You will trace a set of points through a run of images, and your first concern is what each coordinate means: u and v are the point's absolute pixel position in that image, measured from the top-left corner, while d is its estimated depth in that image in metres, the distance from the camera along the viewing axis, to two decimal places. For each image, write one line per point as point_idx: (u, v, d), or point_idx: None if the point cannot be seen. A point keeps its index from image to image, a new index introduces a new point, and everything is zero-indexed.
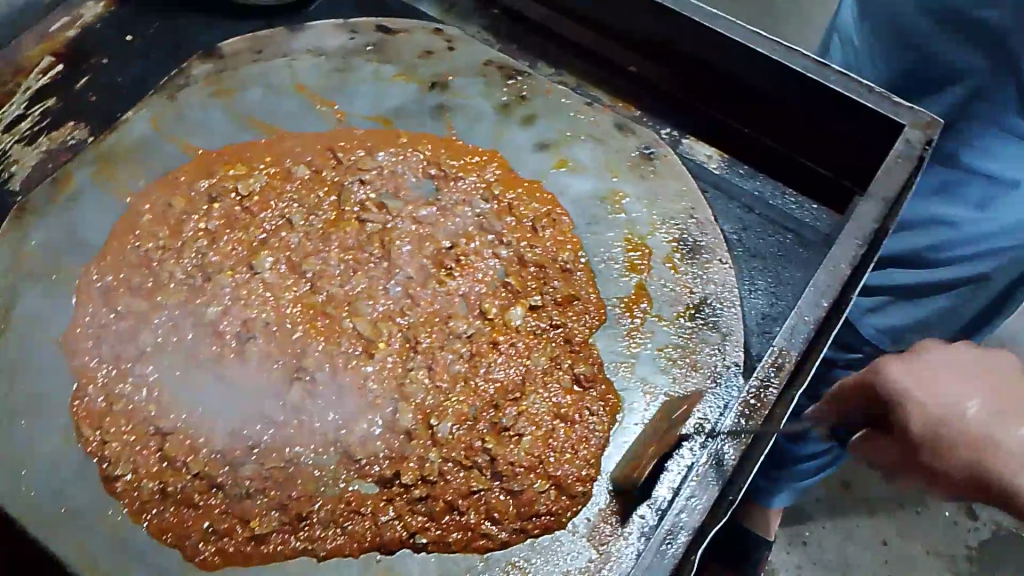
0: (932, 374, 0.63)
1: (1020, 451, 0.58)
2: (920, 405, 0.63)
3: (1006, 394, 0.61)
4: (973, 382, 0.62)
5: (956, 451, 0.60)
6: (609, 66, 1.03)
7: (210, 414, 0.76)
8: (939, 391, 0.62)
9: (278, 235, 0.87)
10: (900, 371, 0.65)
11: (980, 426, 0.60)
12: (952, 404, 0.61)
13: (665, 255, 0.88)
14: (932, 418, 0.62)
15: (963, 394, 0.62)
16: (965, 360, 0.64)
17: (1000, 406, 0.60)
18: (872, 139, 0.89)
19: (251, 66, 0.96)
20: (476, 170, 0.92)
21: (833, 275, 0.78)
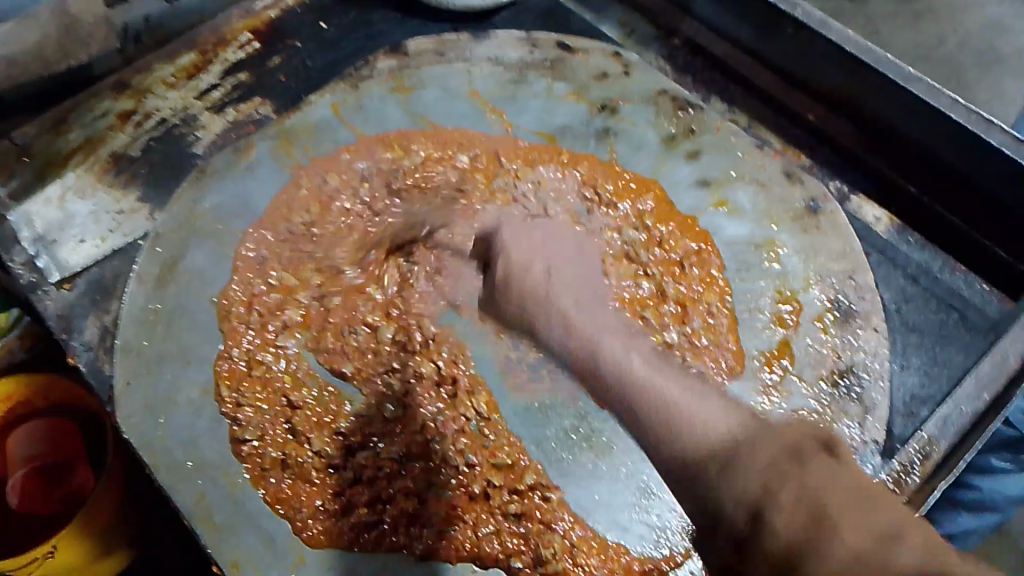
0: (546, 250, 0.66)
1: (624, 371, 0.55)
2: (523, 273, 0.63)
3: (599, 310, 0.60)
4: (541, 258, 0.65)
5: (533, 314, 0.61)
6: (788, 114, 0.99)
7: (341, 394, 0.79)
8: (537, 264, 0.64)
9: (427, 232, 0.88)
10: (523, 248, 0.66)
11: (545, 299, 0.61)
12: (531, 270, 0.63)
13: (816, 315, 0.84)
14: (528, 288, 0.62)
15: (567, 295, 0.61)
16: (569, 255, 0.67)
17: (597, 311, 0.60)
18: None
19: (435, 66, 0.99)
20: (632, 197, 0.91)
21: (999, 367, 0.78)
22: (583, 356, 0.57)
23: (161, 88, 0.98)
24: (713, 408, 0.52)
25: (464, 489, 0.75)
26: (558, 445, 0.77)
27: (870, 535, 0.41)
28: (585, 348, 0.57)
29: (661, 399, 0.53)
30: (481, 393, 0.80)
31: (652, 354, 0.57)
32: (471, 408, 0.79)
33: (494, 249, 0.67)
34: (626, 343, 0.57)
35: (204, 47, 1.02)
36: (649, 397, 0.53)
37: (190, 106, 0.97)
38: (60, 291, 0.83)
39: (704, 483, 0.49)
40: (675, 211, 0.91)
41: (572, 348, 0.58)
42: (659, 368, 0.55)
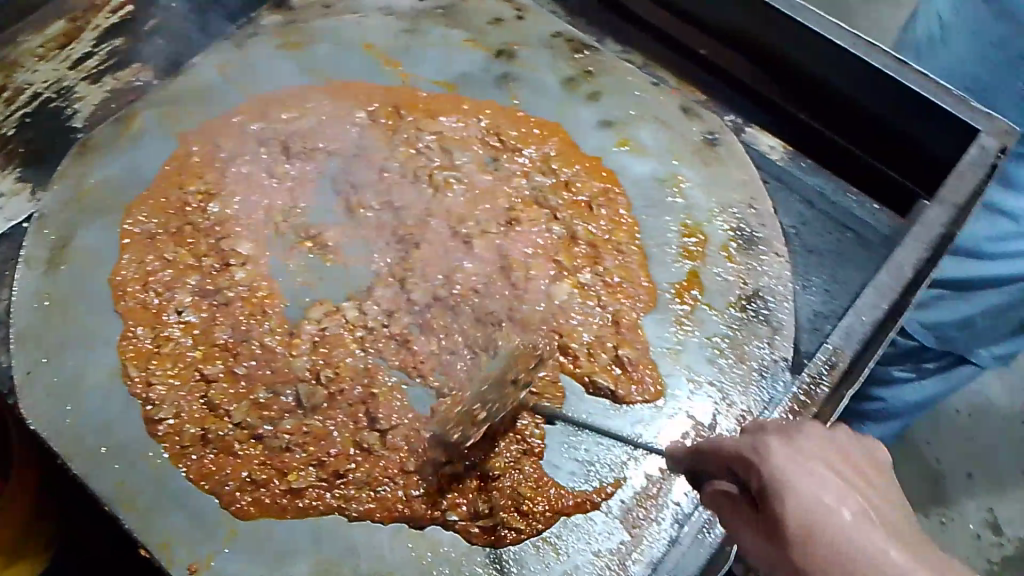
0: (826, 466, 0.51)
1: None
2: (796, 495, 0.49)
3: (875, 500, 0.49)
4: (826, 473, 0.50)
5: (822, 551, 0.47)
6: (683, 50, 1.00)
7: (262, 362, 0.76)
8: (814, 477, 0.50)
9: (332, 191, 0.86)
10: (786, 455, 0.51)
11: (832, 515, 0.48)
12: (823, 495, 0.49)
13: (721, 244, 0.86)
14: (804, 507, 0.49)
15: (838, 503, 0.49)
16: (852, 460, 0.53)
17: (881, 512, 0.48)
18: (949, 152, 0.86)
19: (323, 20, 0.97)
20: (537, 142, 0.91)
21: (896, 278, 0.77)
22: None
23: None
24: None
25: (396, 450, 0.74)
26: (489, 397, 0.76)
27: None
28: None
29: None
30: (401, 352, 0.78)
31: (897, 530, 0.47)
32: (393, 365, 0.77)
33: (761, 463, 0.51)
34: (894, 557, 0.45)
35: None
36: None
37: (64, 78, 0.90)
38: None
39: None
40: (581, 154, 0.91)
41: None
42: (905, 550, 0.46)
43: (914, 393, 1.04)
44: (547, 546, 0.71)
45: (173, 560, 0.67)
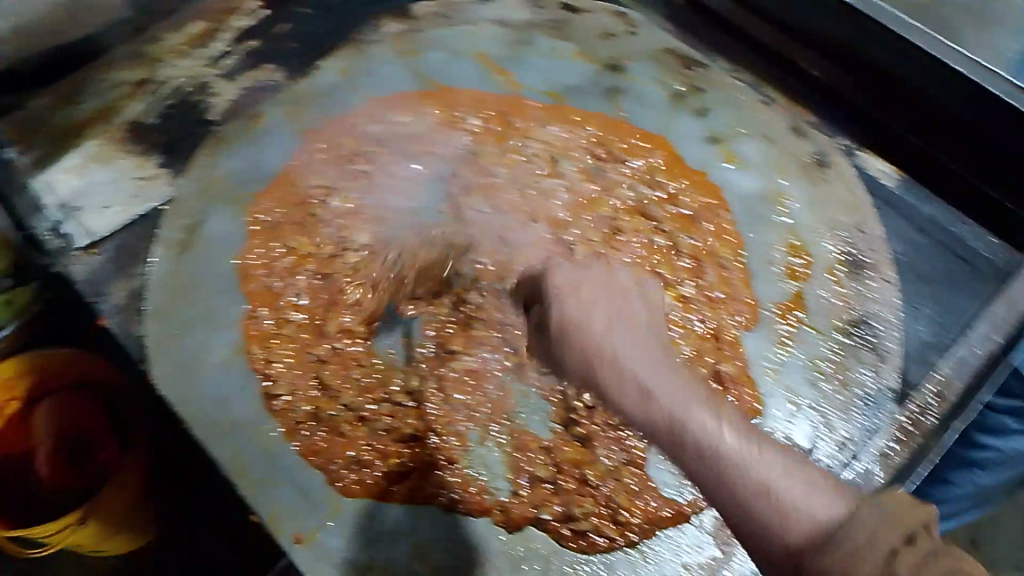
0: (605, 313, 0.59)
1: (672, 416, 0.55)
2: (578, 331, 0.59)
3: (621, 318, 0.59)
4: (614, 326, 0.59)
5: (603, 377, 0.58)
6: (793, 70, 1.00)
7: (372, 349, 0.80)
8: (593, 323, 0.58)
9: (441, 189, 0.89)
10: (568, 291, 0.60)
11: (608, 358, 0.57)
12: (594, 334, 0.58)
13: (827, 265, 0.86)
14: (567, 328, 0.59)
15: (608, 326, 0.58)
16: (628, 306, 0.60)
17: (611, 326, 0.58)
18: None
19: (438, 28, 1.01)
20: (643, 153, 0.93)
21: (1010, 310, 0.82)
22: (677, 437, 0.55)
23: (170, 56, 0.99)
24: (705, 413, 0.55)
25: (495, 445, 0.76)
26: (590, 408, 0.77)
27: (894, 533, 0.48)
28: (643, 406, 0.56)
29: (752, 475, 0.52)
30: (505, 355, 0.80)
31: (676, 380, 0.57)
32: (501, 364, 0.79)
33: (548, 303, 0.61)
34: (653, 386, 0.56)
35: (215, 16, 1.03)
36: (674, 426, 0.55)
37: (202, 75, 0.97)
38: (86, 257, 0.84)
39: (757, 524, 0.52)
40: (686, 169, 0.92)
41: (654, 421, 0.55)
42: (615, 357, 0.57)
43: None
44: (638, 552, 0.73)
45: (283, 530, 0.70)
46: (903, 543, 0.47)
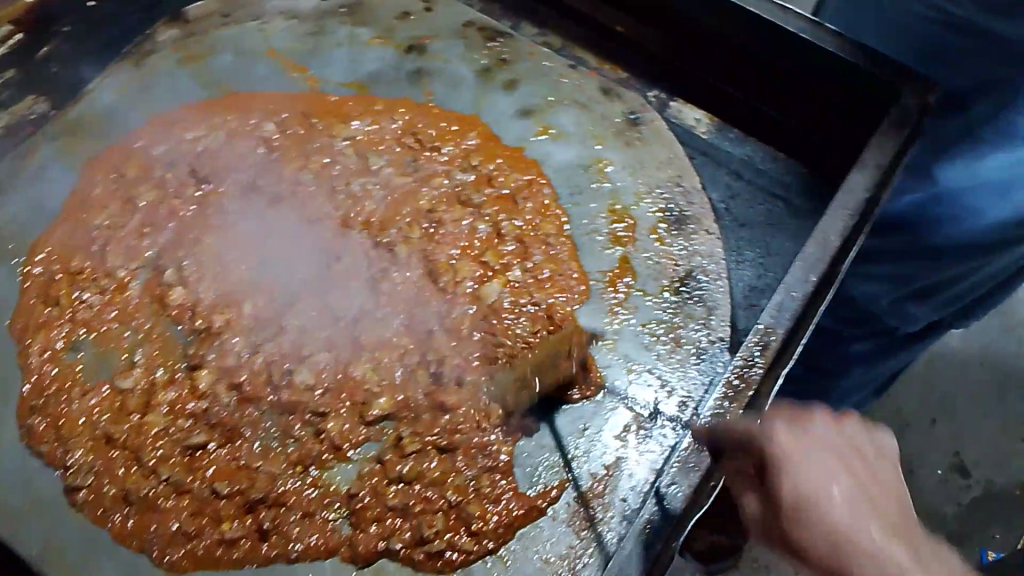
0: (820, 454, 0.56)
1: (838, 529, 0.53)
2: (812, 496, 0.54)
3: (824, 439, 0.57)
4: (833, 461, 0.56)
5: (786, 483, 0.55)
6: (596, 26, 0.98)
7: (193, 393, 0.74)
8: (815, 465, 0.55)
9: (243, 209, 0.82)
10: (792, 438, 0.56)
11: (784, 463, 0.55)
12: (819, 484, 0.54)
13: (650, 227, 0.84)
14: (796, 470, 0.54)
15: (837, 467, 0.56)
16: (874, 462, 0.58)
17: (828, 466, 0.55)
18: (868, 115, 0.84)
19: (223, 29, 0.93)
20: (454, 138, 0.88)
21: (823, 246, 0.72)
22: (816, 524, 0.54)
23: None
24: (836, 469, 0.56)
25: (331, 485, 0.71)
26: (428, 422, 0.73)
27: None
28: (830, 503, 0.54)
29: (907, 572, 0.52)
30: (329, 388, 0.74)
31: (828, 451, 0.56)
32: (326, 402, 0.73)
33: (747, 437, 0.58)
34: (819, 460, 0.55)
35: None
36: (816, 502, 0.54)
37: None
38: None
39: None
40: (502, 145, 0.89)
41: (806, 504, 0.54)
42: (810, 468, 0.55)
43: (872, 369, 1.03)
44: (495, 559, 0.69)
45: None
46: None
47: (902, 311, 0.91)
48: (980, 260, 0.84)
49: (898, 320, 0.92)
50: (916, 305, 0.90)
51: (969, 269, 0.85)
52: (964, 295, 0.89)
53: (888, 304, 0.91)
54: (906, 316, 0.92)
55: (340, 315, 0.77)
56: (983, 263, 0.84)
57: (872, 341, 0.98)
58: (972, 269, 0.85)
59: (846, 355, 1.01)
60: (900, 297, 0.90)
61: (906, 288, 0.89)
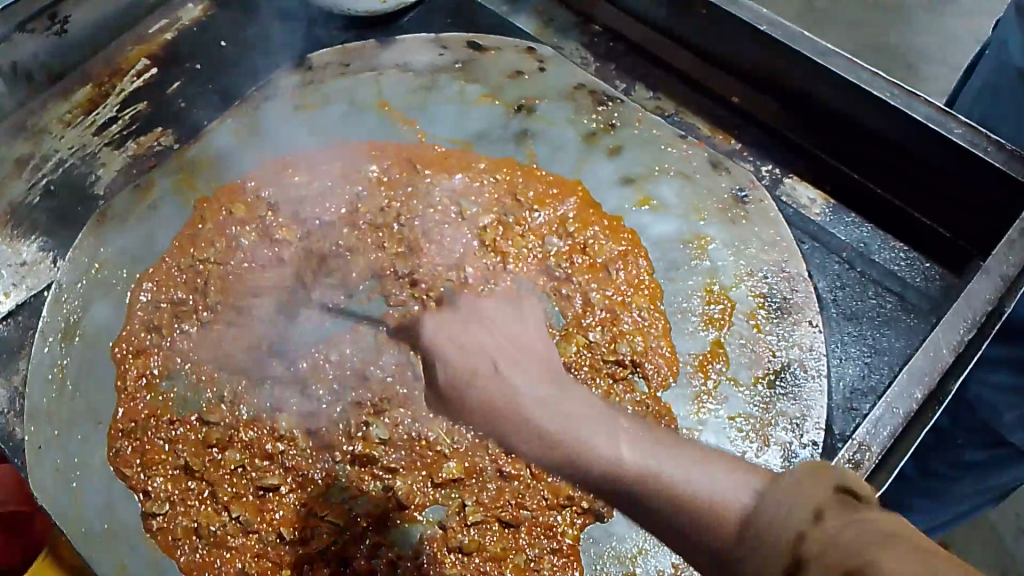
0: (500, 354, 0.50)
1: (558, 433, 0.47)
2: (520, 400, 0.48)
3: (523, 347, 0.51)
4: (520, 359, 0.50)
5: (501, 418, 0.48)
6: (710, 95, 0.95)
7: (270, 435, 0.75)
8: (518, 370, 0.49)
9: (342, 254, 0.83)
10: (442, 327, 0.51)
11: (501, 385, 0.49)
12: (515, 396, 0.48)
13: (748, 311, 0.81)
14: (478, 393, 0.49)
15: (535, 368, 0.50)
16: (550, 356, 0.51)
17: (505, 331, 0.51)
18: (1002, 221, 0.81)
19: (336, 81, 0.94)
20: (552, 202, 0.87)
21: (931, 361, 0.67)
22: (557, 458, 0.47)
23: (57, 127, 0.93)
24: (552, 386, 0.49)
25: (394, 547, 0.70)
26: (494, 497, 0.72)
27: (810, 506, 0.40)
28: (549, 416, 0.48)
29: (663, 481, 0.45)
30: (401, 443, 0.75)
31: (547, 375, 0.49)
32: (399, 460, 0.74)
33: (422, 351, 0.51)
34: (531, 385, 0.48)
35: (100, 80, 0.96)
36: (526, 418, 0.48)
37: (88, 144, 0.92)
38: None
39: (696, 543, 0.44)
40: (602, 213, 0.87)
41: (516, 429, 0.48)
42: (514, 386, 0.48)
43: (987, 482, 0.94)
44: None
45: None
46: (814, 520, 0.39)
47: None
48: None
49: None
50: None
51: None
52: None
53: (1010, 416, 0.86)
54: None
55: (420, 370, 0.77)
56: None
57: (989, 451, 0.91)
58: None
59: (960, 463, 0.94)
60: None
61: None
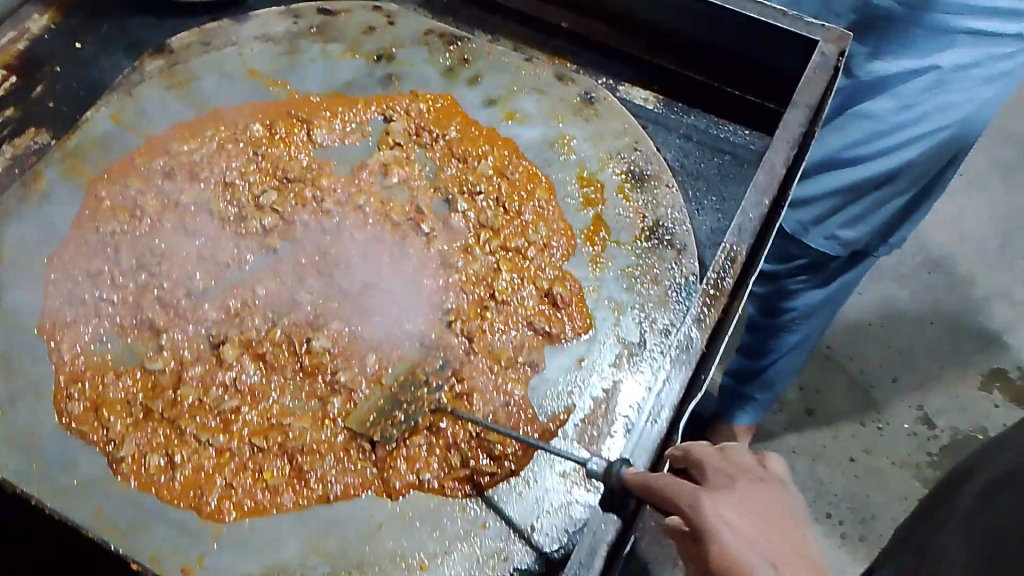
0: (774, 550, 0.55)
1: None
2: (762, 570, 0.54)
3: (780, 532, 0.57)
4: (777, 537, 0.56)
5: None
6: (543, 27, 1.06)
7: (216, 367, 0.80)
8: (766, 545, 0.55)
9: (248, 204, 0.90)
10: (719, 516, 0.56)
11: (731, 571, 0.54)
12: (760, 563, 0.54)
13: (616, 187, 0.93)
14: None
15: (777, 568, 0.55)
16: (805, 551, 0.57)
17: (751, 516, 0.56)
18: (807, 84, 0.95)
19: (204, 56, 0.99)
20: (441, 128, 0.96)
21: (771, 175, 0.80)
22: None
23: None
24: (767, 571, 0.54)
25: (363, 432, 0.77)
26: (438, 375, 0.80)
27: None
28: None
29: None
30: (340, 350, 0.81)
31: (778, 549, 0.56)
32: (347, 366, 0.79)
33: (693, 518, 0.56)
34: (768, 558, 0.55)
35: None
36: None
37: None
38: None
39: None
40: (478, 127, 0.97)
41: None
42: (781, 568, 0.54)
43: (823, 308, 1.15)
44: (519, 479, 0.75)
45: (166, 568, 0.70)
46: None
47: (833, 235, 1.07)
48: (885, 165, 1.00)
49: (837, 242, 1.07)
50: (840, 225, 1.07)
51: (881, 176, 1.01)
52: (880, 211, 1.06)
53: (816, 228, 1.07)
54: (834, 237, 1.07)
55: (347, 283, 0.85)
56: (893, 174, 1.01)
57: (808, 276, 1.12)
58: (890, 173, 1.01)
59: (793, 295, 1.15)
60: (825, 217, 1.06)
61: (830, 211, 1.05)
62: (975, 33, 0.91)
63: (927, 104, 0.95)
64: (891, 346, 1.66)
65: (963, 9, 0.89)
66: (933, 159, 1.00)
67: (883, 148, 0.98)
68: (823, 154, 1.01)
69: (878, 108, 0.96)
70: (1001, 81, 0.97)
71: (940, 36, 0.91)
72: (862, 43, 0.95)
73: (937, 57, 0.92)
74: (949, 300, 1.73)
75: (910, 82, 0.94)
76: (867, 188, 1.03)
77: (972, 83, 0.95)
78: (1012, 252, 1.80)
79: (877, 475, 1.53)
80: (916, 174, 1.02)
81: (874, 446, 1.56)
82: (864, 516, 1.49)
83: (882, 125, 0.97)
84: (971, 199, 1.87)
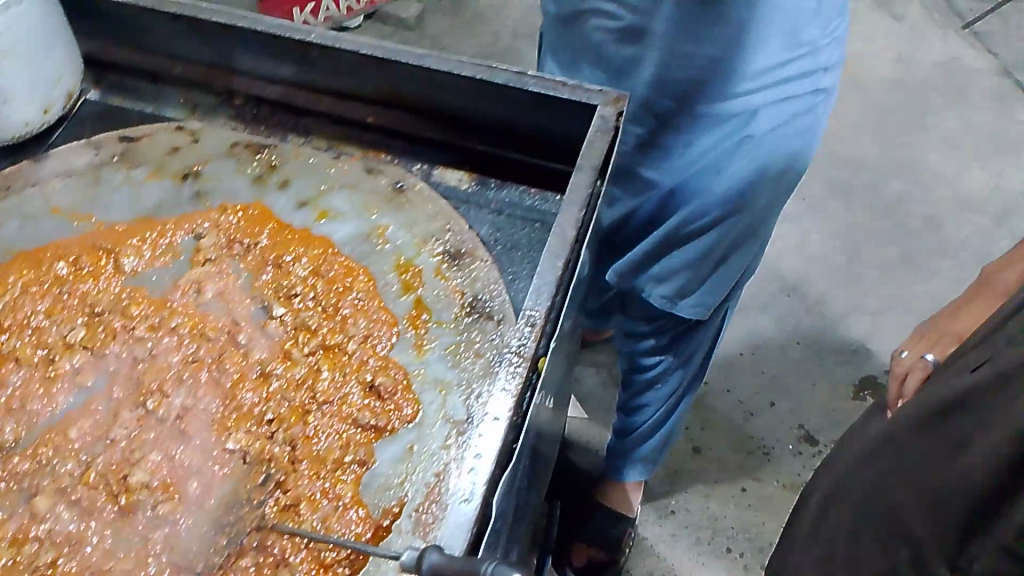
0: None
1: None
2: None
3: None
4: None
5: None
6: (351, 124, 1.07)
7: (29, 520, 0.77)
8: None
9: (56, 344, 0.88)
10: None
11: None
12: None
13: (433, 270, 0.94)
14: None
15: None
16: None
17: None
18: None
19: (4, 201, 0.96)
20: (254, 235, 0.97)
21: (562, 240, 0.83)
22: None
23: None
24: None
25: (186, 566, 0.74)
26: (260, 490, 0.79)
27: None
28: None
29: None
30: (160, 483, 0.79)
31: None
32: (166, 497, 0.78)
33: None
34: None
35: None
36: None
37: None
38: None
39: None
40: (291, 230, 0.98)
41: None
42: None
43: (687, 355, 1.23)
44: None
45: None
46: None
47: (697, 300, 1.14)
48: (726, 231, 1.07)
49: (704, 304, 1.15)
50: (702, 290, 1.14)
51: (728, 242, 1.09)
52: (732, 265, 1.13)
53: (681, 300, 1.14)
54: (700, 304, 1.15)
55: (160, 409, 0.83)
56: (733, 236, 1.08)
57: (668, 334, 1.21)
58: (729, 237, 1.08)
59: (639, 352, 1.25)
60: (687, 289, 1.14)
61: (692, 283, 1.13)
62: (770, 103, 0.98)
63: (744, 174, 1.02)
64: (762, 373, 1.77)
65: (749, 89, 0.96)
66: (764, 213, 1.07)
67: (721, 219, 1.06)
68: (667, 234, 1.09)
69: (705, 189, 1.03)
70: (808, 133, 1.04)
71: (740, 117, 0.98)
72: (673, 141, 1.02)
73: (744, 135, 0.99)
74: (809, 320, 1.86)
75: (724, 161, 1.01)
76: (718, 255, 1.11)
77: (786, 145, 1.01)
78: (858, 265, 1.94)
79: (768, 502, 1.62)
80: (753, 229, 1.09)
81: (762, 471, 1.65)
82: (762, 543, 1.57)
83: (713, 201, 1.04)
84: (814, 224, 2.01)
